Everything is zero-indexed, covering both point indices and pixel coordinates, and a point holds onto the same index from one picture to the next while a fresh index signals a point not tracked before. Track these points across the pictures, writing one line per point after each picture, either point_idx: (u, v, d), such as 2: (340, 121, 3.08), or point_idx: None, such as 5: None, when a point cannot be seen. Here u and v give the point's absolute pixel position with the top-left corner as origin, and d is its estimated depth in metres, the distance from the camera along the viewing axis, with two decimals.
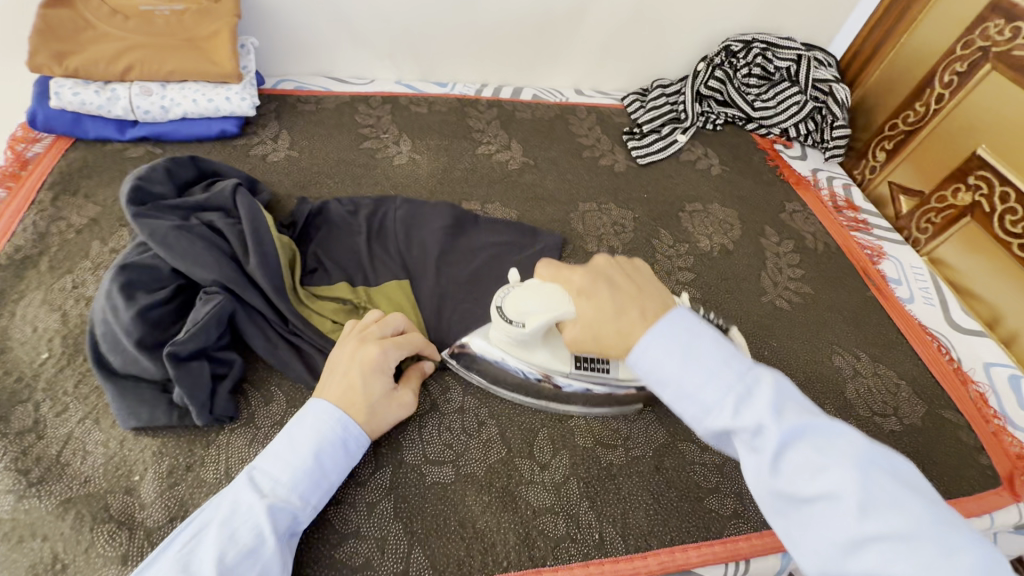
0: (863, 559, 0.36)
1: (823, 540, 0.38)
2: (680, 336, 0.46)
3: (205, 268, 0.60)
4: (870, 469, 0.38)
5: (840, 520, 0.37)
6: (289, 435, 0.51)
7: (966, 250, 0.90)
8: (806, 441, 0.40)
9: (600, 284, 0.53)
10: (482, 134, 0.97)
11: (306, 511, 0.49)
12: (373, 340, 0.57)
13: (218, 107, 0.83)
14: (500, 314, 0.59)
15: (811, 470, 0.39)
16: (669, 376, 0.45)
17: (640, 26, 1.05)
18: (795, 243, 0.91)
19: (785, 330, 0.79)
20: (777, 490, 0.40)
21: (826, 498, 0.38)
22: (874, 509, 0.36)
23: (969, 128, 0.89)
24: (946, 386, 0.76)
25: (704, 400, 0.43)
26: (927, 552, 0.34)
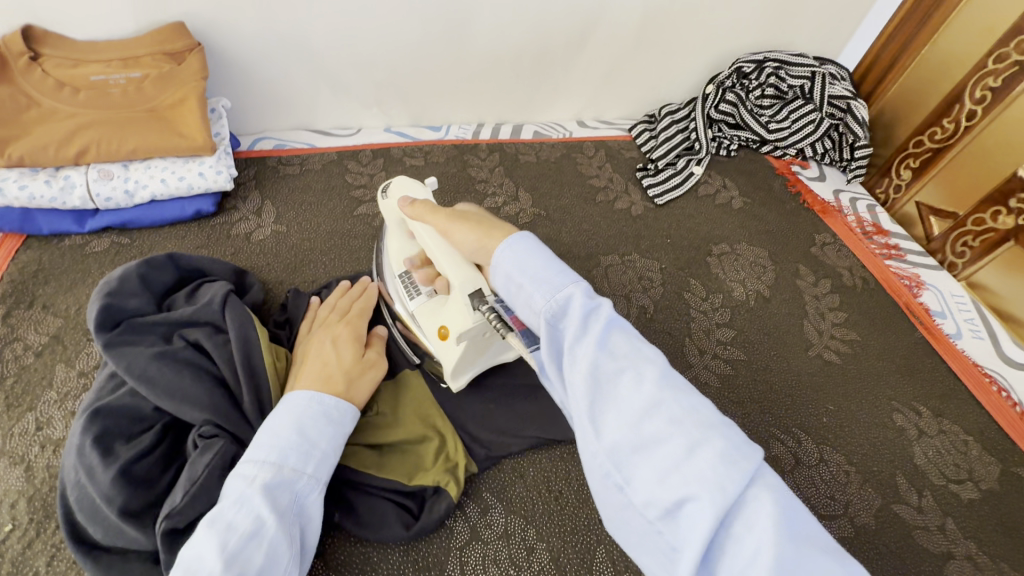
0: (653, 424, 0.34)
1: (623, 417, 0.35)
2: (523, 253, 0.43)
3: (194, 405, 0.50)
4: (672, 365, 0.37)
5: (639, 388, 0.35)
6: (234, 479, 0.44)
7: (1010, 276, 0.85)
8: (628, 334, 0.38)
9: (466, 214, 0.51)
10: (486, 184, 0.88)
11: (276, 560, 0.40)
12: (334, 323, 0.61)
13: (190, 185, 0.72)
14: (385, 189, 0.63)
15: (631, 347, 0.37)
16: (518, 276, 0.42)
17: (645, 52, 0.97)
18: (831, 281, 0.85)
19: (839, 388, 0.72)
20: (595, 364, 0.36)
21: (631, 371, 0.36)
22: (673, 393, 0.35)
23: (1009, 147, 0.83)
24: (1013, 436, 0.70)
25: (546, 287, 0.40)
26: (701, 421, 0.33)
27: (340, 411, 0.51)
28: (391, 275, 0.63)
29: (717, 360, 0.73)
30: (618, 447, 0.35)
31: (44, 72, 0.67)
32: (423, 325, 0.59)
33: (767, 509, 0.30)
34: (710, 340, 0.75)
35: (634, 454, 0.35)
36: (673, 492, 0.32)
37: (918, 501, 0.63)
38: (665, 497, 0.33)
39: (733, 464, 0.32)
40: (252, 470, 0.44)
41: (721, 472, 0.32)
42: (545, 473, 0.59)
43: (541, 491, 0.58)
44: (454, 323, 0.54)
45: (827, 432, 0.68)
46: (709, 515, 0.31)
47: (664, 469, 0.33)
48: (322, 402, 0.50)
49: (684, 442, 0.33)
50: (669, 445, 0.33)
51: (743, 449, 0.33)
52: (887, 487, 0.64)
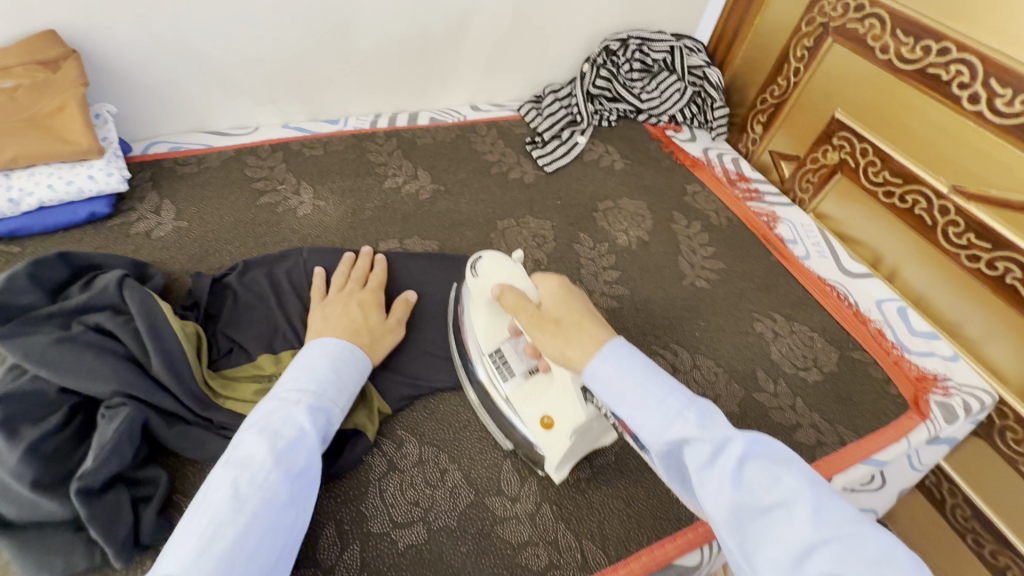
0: (815, 565, 0.34)
1: (775, 557, 0.36)
2: (625, 367, 0.47)
3: (102, 380, 0.54)
4: (817, 490, 0.37)
5: (794, 527, 0.36)
6: (276, 401, 0.52)
7: (843, 201, 0.99)
8: (761, 463, 0.39)
9: (559, 318, 0.54)
10: (386, 167, 0.94)
11: (312, 464, 0.49)
12: (355, 292, 0.70)
13: (80, 188, 0.74)
14: (473, 267, 0.64)
15: (769, 481, 0.38)
16: (627, 396, 0.46)
17: (522, 37, 1.07)
18: (702, 223, 0.98)
19: (709, 307, 0.84)
20: (733, 506, 0.38)
21: (780, 507, 0.37)
22: (831, 529, 0.35)
23: (826, 94, 0.99)
24: (849, 328, 0.84)
25: (656, 424, 0.43)
26: (868, 557, 0.33)
27: (363, 361, 0.61)
28: (478, 354, 0.64)
29: (604, 297, 0.83)
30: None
31: None
32: (517, 409, 0.61)
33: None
34: (599, 281, 0.85)
35: None
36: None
37: (775, 389, 0.75)
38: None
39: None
40: (296, 395, 0.53)
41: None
42: (454, 408, 0.66)
43: (452, 422, 0.64)
44: (563, 416, 0.58)
45: (700, 344, 0.79)
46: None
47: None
48: (352, 351, 0.60)
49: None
50: (822, 555, 0.34)
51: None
52: (750, 381, 0.75)
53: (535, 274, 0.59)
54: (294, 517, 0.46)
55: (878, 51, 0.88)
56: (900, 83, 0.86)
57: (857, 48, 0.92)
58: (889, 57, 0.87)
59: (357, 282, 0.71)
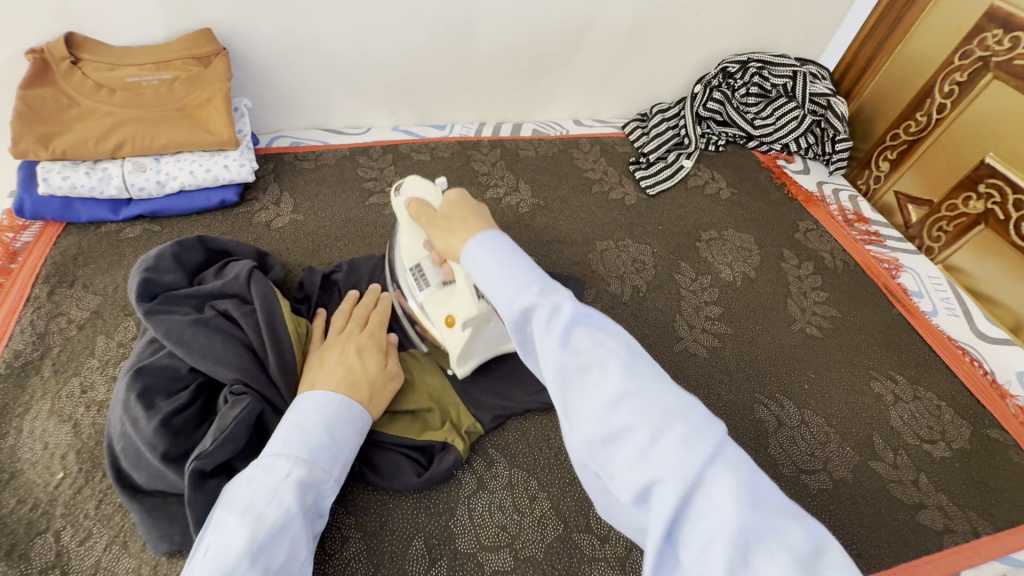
0: (619, 416, 0.34)
1: (593, 410, 0.35)
2: (486, 251, 0.45)
3: (226, 365, 0.56)
4: (634, 354, 0.37)
5: (606, 382, 0.36)
6: (262, 472, 0.46)
7: (982, 257, 0.90)
8: (592, 327, 0.38)
9: (456, 212, 0.54)
10: (489, 176, 0.95)
11: (298, 553, 0.43)
12: (353, 334, 0.63)
13: (215, 176, 0.79)
14: (397, 192, 0.65)
15: (593, 343, 0.37)
16: (489, 275, 0.43)
17: (636, 54, 1.04)
18: (814, 264, 0.91)
19: (820, 358, 0.78)
20: (562, 363, 0.36)
21: (598, 366, 0.36)
22: (639, 382, 0.35)
23: (976, 136, 0.89)
24: (984, 401, 0.75)
25: (511, 288, 0.41)
26: (662, 409, 0.34)
27: (361, 419, 0.55)
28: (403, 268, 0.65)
29: (705, 334, 0.78)
30: (593, 438, 0.35)
31: (84, 74, 0.74)
32: (429, 314, 0.63)
33: (732, 485, 0.31)
34: (699, 317, 0.80)
35: (608, 445, 0.35)
36: (644, 476, 0.33)
37: (894, 459, 0.68)
38: (636, 481, 0.33)
39: (695, 449, 0.32)
40: (285, 465, 0.46)
41: (685, 453, 0.32)
42: (545, 434, 0.64)
43: (542, 448, 0.63)
44: (463, 312, 0.60)
45: (809, 398, 0.73)
46: (673, 492, 0.31)
47: (636, 456, 0.33)
48: (352, 409, 0.54)
49: (651, 428, 0.33)
50: (637, 434, 0.33)
51: (705, 429, 0.33)
52: (865, 448, 0.68)
53: (445, 191, 0.58)
54: None
55: None
56: None
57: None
58: None
59: (358, 324, 0.65)
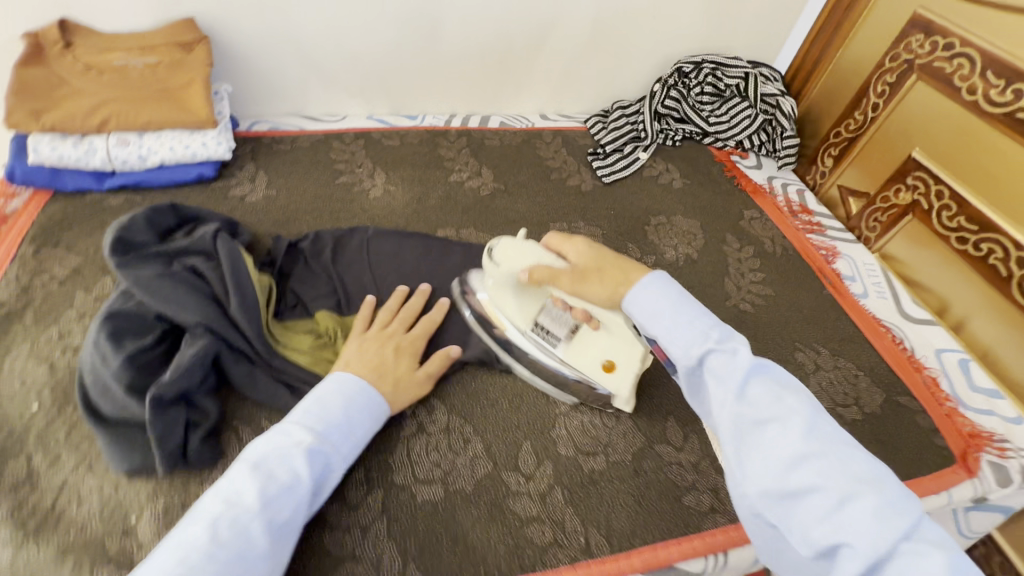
0: (802, 474, 0.42)
1: (770, 468, 0.43)
2: (662, 296, 0.56)
3: (189, 311, 0.63)
4: (815, 416, 0.45)
5: (787, 440, 0.44)
6: (282, 435, 0.52)
7: (910, 244, 0.96)
8: (767, 382, 0.47)
9: (597, 261, 0.62)
10: (454, 162, 1.01)
11: (297, 515, 0.49)
12: (397, 332, 0.67)
13: (194, 152, 0.86)
14: (490, 257, 0.67)
15: (770, 398, 0.46)
16: (664, 313, 0.55)
17: (597, 53, 1.11)
18: (755, 248, 0.97)
19: (750, 331, 0.84)
20: (741, 415, 0.46)
21: (775, 421, 0.45)
22: (818, 446, 0.43)
23: (904, 133, 0.96)
24: (900, 372, 0.81)
25: (684, 335, 0.52)
26: (850, 473, 0.41)
27: (378, 408, 0.59)
28: (520, 332, 0.68)
29: None
30: (769, 491, 0.43)
31: (75, 57, 0.81)
32: (576, 365, 0.66)
33: (936, 560, 0.37)
34: None
35: (785, 500, 0.42)
36: (829, 534, 0.40)
37: None
38: (821, 537, 0.40)
39: (887, 520, 0.39)
40: (300, 434, 0.52)
41: (877, 523, 0.39)
42: (484, 387, 0.70)
43: (481, 399, 0.69)
44: (622, 355, 0.66)
45: None
46: (861, 558, 0.38)
47: (818, 515, 0.41)
48: (370, 397, 0.58)
49: (835, 492, 0.41)
50: (821, 495, 0.41)
51: (903, 502, 0.40)
52: None
53: (550, 238, 0.67)
54: (270, 569, 0.46)
55: (964, 91, 0.85)
56: (985, 126, 0.83)
57: (942, 88, 0.89)
58: (974, 98, 0.84)
59: (405, 326, 0.69)
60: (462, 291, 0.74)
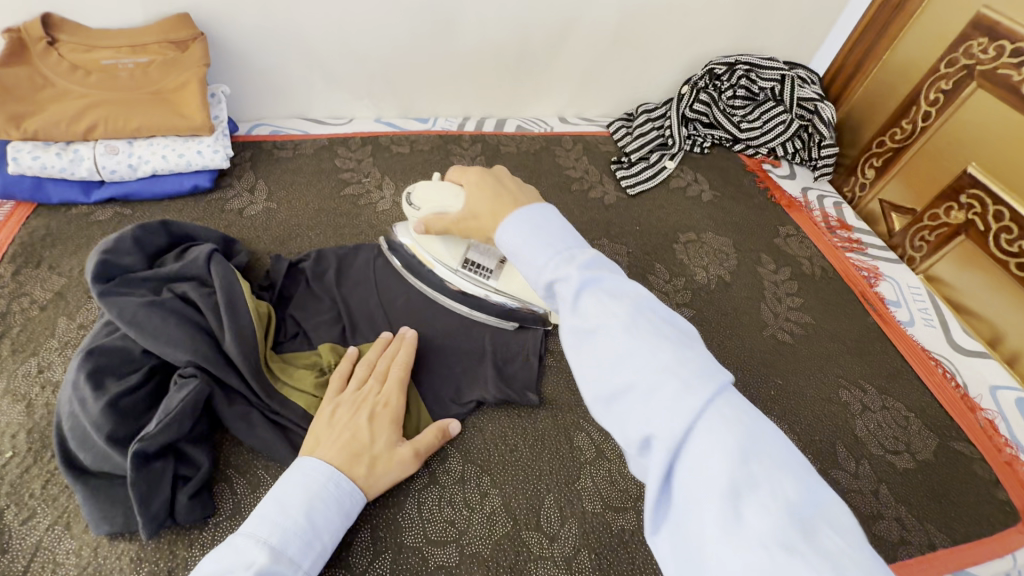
0: (623, 373, 0.37)
1: (599, 367, 0.39)
2: (532, 222, 0.49)
3: (178, 348, 0.57)
4: (644, 313, 0.39)
5: (614, 341, 0.38)
6: (233, 556, 0.42)
7: (962, 268, 0.88)
8: (599, 292, 0.42)
9: (489, 176, 0.59)
10: (467, 171, 0.94)
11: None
12: (373, 395, 0.58)
13: (188, 161, 0.79)
14: (410, 203, 0.69)
15: (601, 308, 0.40)
16: (519, 250, 0.48)
17: (623, 53, 1.03)
18: (791, 269, 0.90)
19: (789, 365, 0.77)
20: (573, 325, 0.41)
21: (602, 330, 0.39)
22: (637, 338, 0.38)
23: (960, 146, 0.88)
24: (954, 414, 0.74)
25: (536, 261, 0.46)
26: (678, 372, 0.36)
27: (351, 500, 0.50)
28: (454, 273, 0.71)
29: None
30: (599, 395, 0.39)
31: (61, 56, 0.74)
32: (512, 291, 0.70)
33: (732, 441, 0.33)
34: None
35: (615, 401, 0.38)
36: (640, 426, 0.36)
37: (855, 468, 0.67)
38: (635, 430, 0.36)
39: (683, 404, 0.35)
40: (255, 551, 0.43)
41: (679, 405, 0.35)
42: (501, 431, 0.64)
43: (498, 444, 0.63)
44: None
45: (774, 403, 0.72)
46: (665, 446, 0.34)
47: (638, 407, 0.36)
48: (339, 488, 0.50)
49: (645, 383, 0.36)
50: (636, 390, 0.37)
51: (709, 379, 0.36)
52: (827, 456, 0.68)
53: (453, 173, 0.66)
54: None
55: None
56: None
57: (1007, 98, 0.80)
58: None
59: (378, 379, 0.60)
60: (419, 302, 0.72)
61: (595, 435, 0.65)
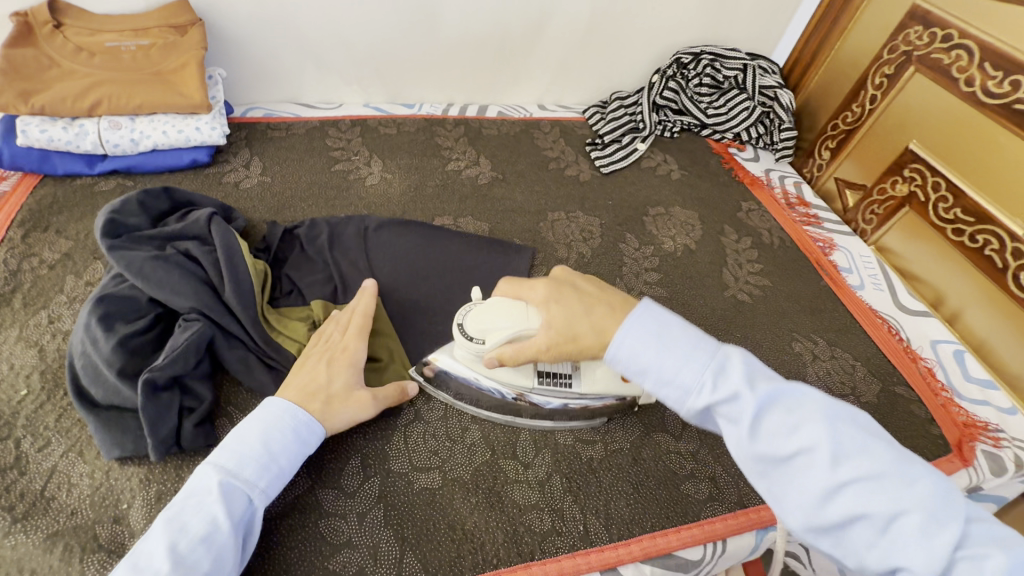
0: (839, 504, 0.40)
1: (800, 497, 0.41)
2: (650, 329, 0.49)
3: (183, 296, 0.62)
4: (837, 426, 0.42)
5: (816, 473, 0.41)
6: (195, 483, 0.48)
7: (907, 237, 0.96)
8: (781, 408, 0.43)
9: (557, 291, 0.58)
10: (451, 151, 1.01)
11: (221, 563, 0.45)
12: (334, 343, 0.62)
13: (187, 137, 0.84)
14: (460, 332, 0.60)
15: (787, 427, 0.42)
16: (651, 367, 0.48)
17: (596, 43, 1.11)
18: (753, 239, 0.97)
19: (748, 321, 0.84)
20: (760, 454, 0.43)
21: (804, 453, 0.41)
22: (853, 462, 0.40)
23: (902, 125, 0.96)
24: (896, 363, 0.81)
25: (681, 382, 0.46)
26: (911, 495, 0.39)
27: (308, 430, 0.54)
28: (526, 392, 0.63)
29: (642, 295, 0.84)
30: (813, 525, 0.41)
31: (66, 37, 0.80)
32: (604, 390, 0.63)
33: (948, 538, 0.37)
34: (639, 281, 0.86)
35: (834, 531, 0.40)
36: (884, 559, 0.39)
37: None
38: (875, 562, 0.39)
39: (936, 534, 0.37)
40: (211, 476, 0.48)
41: (927, 542, 0.37)
42: None
43: None
44: None
45: None
46: None
47: (867, 540, 0.39)
48: (295, 419, 0.54)
49: (884, 514, 0.39)
50: (867, 521, 0.39)
51: (946, 502, 0.39)
52: None
53: (503, 287, 0.61)
54: None
55: (962, 83, 0.85)
56: (983, 118, 0.82)
57: (940, 79, 0.89)
58: (972, 90, 0.84)
59: (341, 329, 0.64)
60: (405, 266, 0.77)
61: None
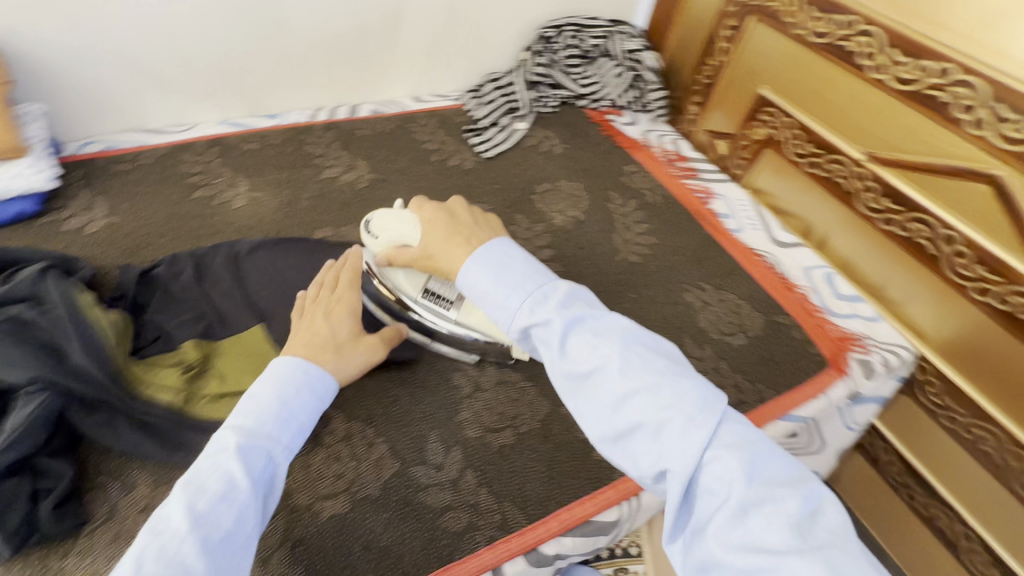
0: (624, 413, 0.46)
1: (603, 410, 0.47)
2: (498, 258, 0.56)
3: (17, 368, 0.54)
4: (631, 350, 0.48)
5: (611, 386, 0.47)
6: (211, 447, 0.48)
7: (773, 175, 1.02)
8: (586, 336, 0.49)
9: (445, 214, 0.63)
10: (324, 158, 0.96)
11: (245, 521, 0.44)
12: (321, 298, 0.62)
13: (6, 187, 0.75)
14: (367, 229, 0.70)
15: (590, 350, 0.48)
16: (489, 289, 0.55)
17: (459, 27, 1.08)
18: (638, 201, 1.01)
19: (640, 280, 0.87)
20: (567, 370, 0.49)
21: (598, 370, 0.48)
22: (637, 376, 0.46)
23: (752, 72, 1.02)
24: (775, 296, 0.88)
25: (509, 306, 0.53)
26: (679, 407, 0.44)
27: (322, 384, 0.55)
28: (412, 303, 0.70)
29: None
30: (606, 434, 0.47)
31: None
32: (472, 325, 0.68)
33: (735, 463, 0.41)
34: None
35: (623, 436, 0.46)
36: (654, 463, 0.45)
37: (699, 353, 0.78)
38: (649, 466, 0.45)
39: (692, 434, 0.43)
40: (228, 437, 0.48)
41: (686, 442, 0.43)
42: (380, 386, 0.67)
43: (379, 398, 0.66)
44: None
45: (630, 315, 0.82)
46: (680, 480, 0.43)
47: (647, 443, 0.45)
48: (316, 374, 0.54)
49: (654, 421, 0.45)
50: (643, 426, 0.45)
51: (705, 409, 0.45)
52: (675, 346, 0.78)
53: (411, 203, 0.67)
54: None
55: (795, 27, 0.92)
56: (816, 57, 0.90)
57: (776, 26, 0.95)
58: (804, 33, 0.91)
59: (329, 287, 0.63)
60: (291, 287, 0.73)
61: (471, 371, 0.70)
